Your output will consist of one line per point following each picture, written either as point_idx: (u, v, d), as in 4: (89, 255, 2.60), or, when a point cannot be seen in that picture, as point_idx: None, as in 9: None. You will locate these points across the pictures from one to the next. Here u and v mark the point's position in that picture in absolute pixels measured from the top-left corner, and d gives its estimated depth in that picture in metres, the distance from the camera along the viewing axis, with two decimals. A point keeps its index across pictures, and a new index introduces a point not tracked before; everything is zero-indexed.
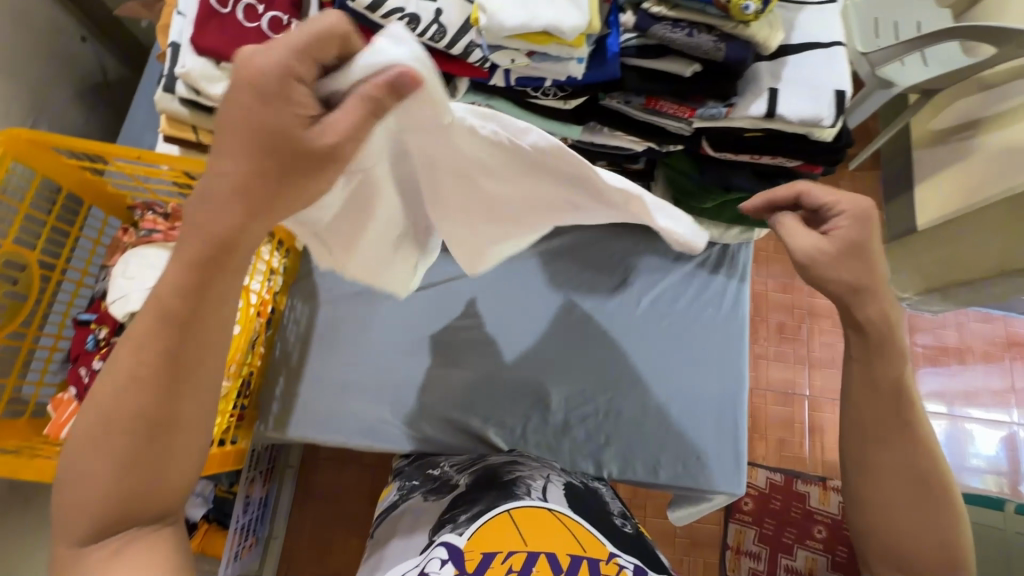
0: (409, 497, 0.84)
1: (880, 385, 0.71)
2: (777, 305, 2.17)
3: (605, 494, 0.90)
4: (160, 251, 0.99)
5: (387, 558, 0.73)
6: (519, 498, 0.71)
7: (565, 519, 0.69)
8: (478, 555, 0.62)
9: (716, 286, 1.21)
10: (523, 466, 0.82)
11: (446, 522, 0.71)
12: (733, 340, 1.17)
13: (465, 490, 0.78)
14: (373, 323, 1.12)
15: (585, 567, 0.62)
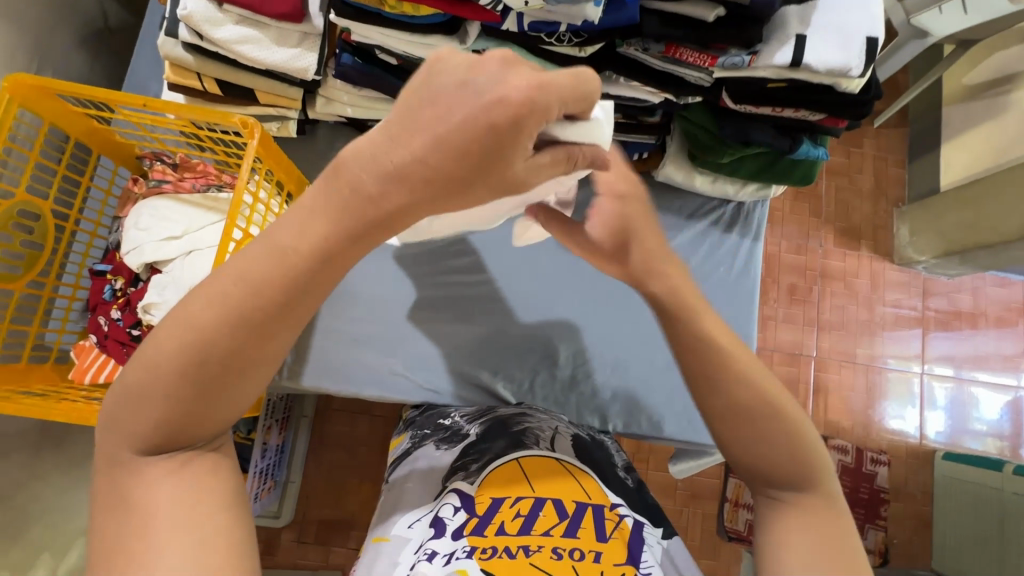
0: (421, 446, 0.84)
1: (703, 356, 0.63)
2: (790, 267, 2.15)
3: (609, 446, 0.93)
4: (171, 203, 1.00)
5: (398, 499, 0.75)
6: (528, 448, 0.74)
7: (573, 467, 0.71)
8: (488, 500, 0.66)
9: (729, 245, 1.19)
10: (532, 417, 0.83)
11: (459, 468, 0.73)
12: (744, 299, 1.17)
13: (475, 440, 0.79)
14: (385, 277, 1.13)
15: (589, 512, 0.65)
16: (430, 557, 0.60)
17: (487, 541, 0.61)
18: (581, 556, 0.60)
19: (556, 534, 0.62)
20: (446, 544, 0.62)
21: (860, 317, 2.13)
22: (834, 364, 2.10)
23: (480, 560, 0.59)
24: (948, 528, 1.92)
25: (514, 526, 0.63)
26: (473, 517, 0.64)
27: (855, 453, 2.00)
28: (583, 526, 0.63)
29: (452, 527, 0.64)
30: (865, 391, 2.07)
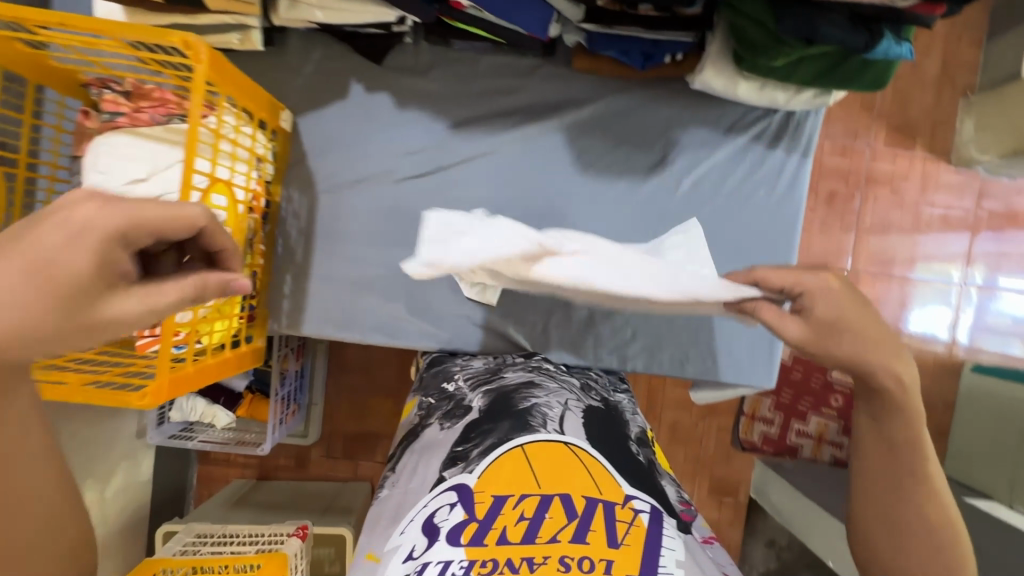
0: (425, 424, 0.86)
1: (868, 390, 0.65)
2: (832, 171, 1.94)
3: (627, 413, 0.91)
4: (131, 138, 0.87)
5: (398, 492, 0.76)
6: (533, 433, 0.74)
7: (580, 453, 0.71)
8: (489, 498, 0.66)
9: (773, 162, 1.03)
10: (538, 393, 0.84)
11: (457, 458, 0.74)
12: (784, 225, 1.04)
13: (479, 418, 0.80)
14: (378, 214, 1.00)
15: (599, 512, 0.64)
16: (423, 569, 0.60)
17: (487, 552, 0.61)
18: (591, 567, 0.59)
19: (565, 540, 0.61)
20: (444, 552, 0.61)
21: (904, 226, 1.96)
22: (870, 276, 1.97)
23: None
24: (965, 437, 1.92)
25: (518, 531, 0.62)
26: (473, 521, 0.64)
27: None
28: (593, 529, 0.62)
29: (448, 531, 0.64)
30: (899, 305, 1.97)
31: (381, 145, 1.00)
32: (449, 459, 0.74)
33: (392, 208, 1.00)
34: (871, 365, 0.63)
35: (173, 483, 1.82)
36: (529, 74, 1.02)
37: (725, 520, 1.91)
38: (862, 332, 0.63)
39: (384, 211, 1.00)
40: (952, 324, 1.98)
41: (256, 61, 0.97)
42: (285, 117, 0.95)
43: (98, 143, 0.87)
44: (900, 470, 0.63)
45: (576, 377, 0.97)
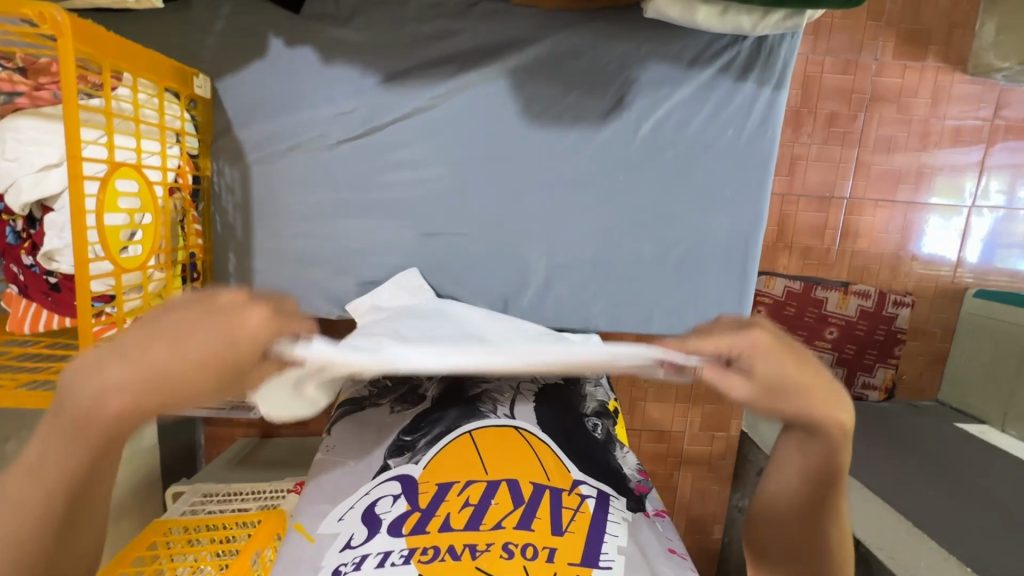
0: (376, 403, 0.83)
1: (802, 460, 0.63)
2: (833, 91, 1.78)
3: (588, 387, 0.90)
4: (33, 120, 0.81)
5: (339, 467, 0.74)
6: (483, 419, 0.75)
7: (528, 437, 0.73)
8: (433, 487, 0.67)
9: (742, 98, 0.93)
10: (490, 378, 0.84)
11: (404, 447, 0.73)
12: (755, 167, 0.96)
13: (429, 403, 0.80)
14: (315, 184, 0.94)
15: (546, 500, 0.66)
16: (361, 562, 0.60)
17: (429, 540, 0.61)
18: (534, 554, 0.61)
19: (509, 526, 0.63)
20: (386, 543, 0.62)
21: (910, 146, 1.82)
22: (874, 203, 1.86)
23: (418, 564, 0.59)
24: (962, 363, 1.89)
25: (462, 518, 0.64)
26: (415, 512, 0.64)
27: (877, 297, 1.86)
28: (539, 516, 0.64)
29: (389, 521, 0.64)
30: (901, 232, 1.87)
31: (308, 107, 0.92)
32: (394, 448, 0.73)
33: (330, 172, 0.94)
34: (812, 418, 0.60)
35: (180, 445, 1.89)
36: (464, 14, 0.92)
37: (717, 455, 1.94)
38: (813, 390, 0.59)
39: (321, 180, 0.94)
40: (961, 243, 1.89)
41: (162, 22, 0.89)
42: (200, 84, 0.88)
43: (1, 128, 0.81)
44: (815, 498, 0.64)
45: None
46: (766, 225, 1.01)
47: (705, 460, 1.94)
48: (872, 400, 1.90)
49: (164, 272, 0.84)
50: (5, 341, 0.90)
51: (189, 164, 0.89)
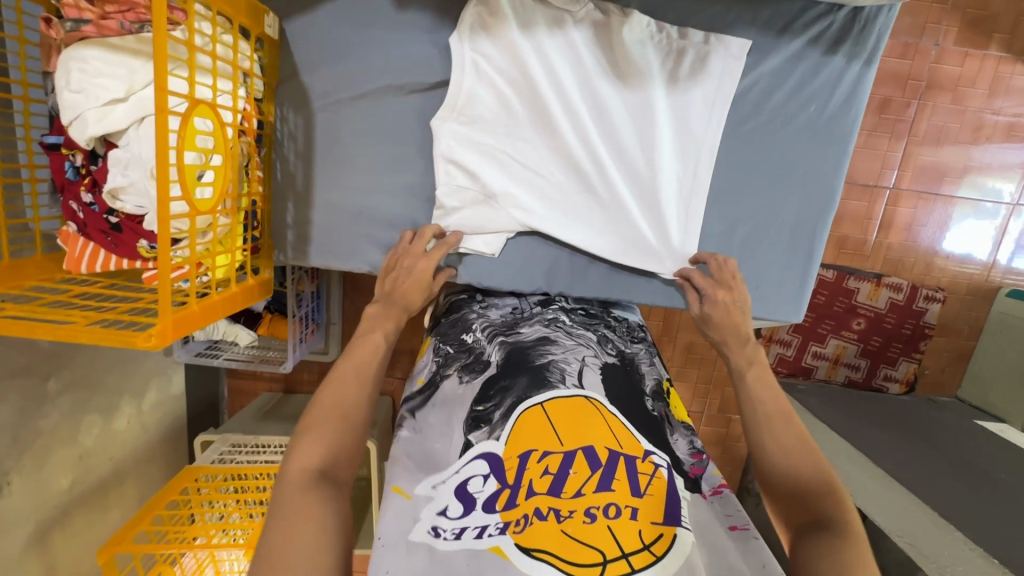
0: (444, 376, 0.83)
1: (775, 419, 0.77)
2: (889, 76, 1.72)
3: (643, 366, 0.89)
4: (100, 51, 0.78)
5: (428, 446, 0.73)
6: (553, 390, 0.74)
7: (599, 407, 0.73)
8: (516, 460, 0.67)
9: (830, 72, 0.90)
10: (555, 349, 0.83)
11: (480, 420, 0.73)
12: (835, 146, 0.93)
13: (496, 372, 0.80)
14: (380, 136, 0.91)
15: (622, 465, 0.66)
16: (462, 532, 0.61)
17: (519, 511, 0.62)
18: (617, 513, 0.62)
19: (589, 493, 0.63)
20: (480, 518, 0.62)
21: (960, 138, 1.77)
22: (918, 194, 1.81)
23: (514, 534, 0.60)
24: (987, 362, 1.87)
25: (543, 483, 0.64)
26: (505, 488, 0.65)
27: (908, 290, 1.84)
28: (618, 477, 0.65)
29: (483, 500, 0.64)
30: (940, 225, 1.84)
31: (379, 54, 0.88)
32: (472, 422, 0.73)
33: (394, 124, 0.91)
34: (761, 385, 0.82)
35: (204, 395, 1.90)
36: None
37: (732, 436, 1.87)
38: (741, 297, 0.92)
39: (386, 133, 0.91)
40: (996, 243, 1.85)
41: None
42: (269, 22, 0.84)
43: (67, 56, 0.78)
44: (798, 454, 0.72)
45: (592, 330, 0.92)
46: (836, 208, 0.98)
47: (720, 440, 1.86)
48: (893, 392, 1.92)
49: (230, 217, 0.82)
50: (62, 280, 0.89)
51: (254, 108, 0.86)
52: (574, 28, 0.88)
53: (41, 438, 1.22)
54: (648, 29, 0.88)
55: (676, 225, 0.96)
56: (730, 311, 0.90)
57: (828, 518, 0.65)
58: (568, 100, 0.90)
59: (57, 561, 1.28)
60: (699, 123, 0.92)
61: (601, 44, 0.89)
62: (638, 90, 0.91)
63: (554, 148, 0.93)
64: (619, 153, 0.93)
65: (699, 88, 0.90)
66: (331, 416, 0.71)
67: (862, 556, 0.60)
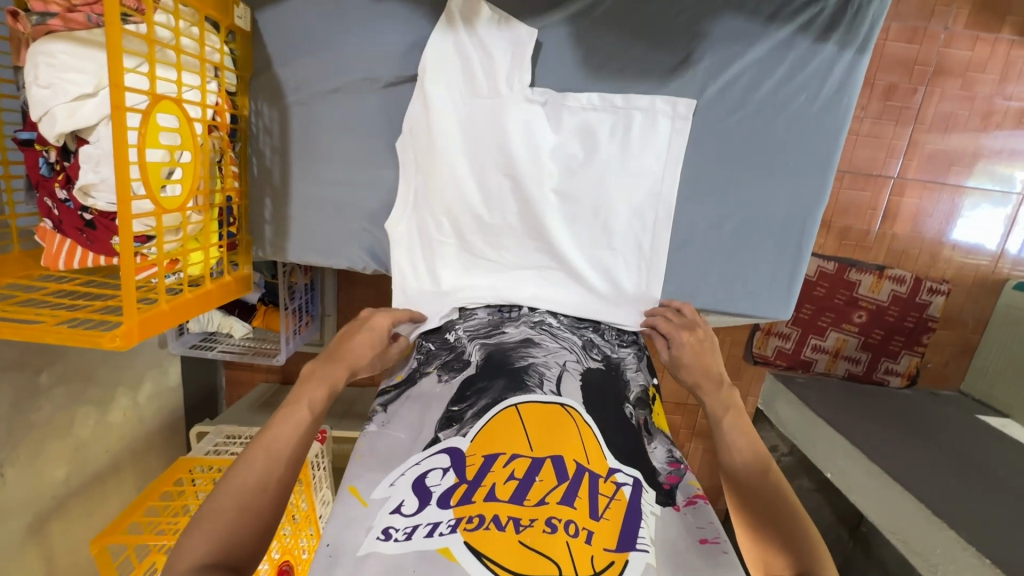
0: (422, 373, 0.82)
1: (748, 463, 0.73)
2: (895, 61, 1.67)
3: (629, 371, 0.87)
4: (68, 45, 0.77)
5: (394, 440, 0.73)
6: (529, 394, 0.74)
7: (574, 415, 0.72)
8: (480, 459, 0.67)
9: (820, 61, 0.87)
10: (536, 353, 0.82)
11: (452, 420, 0.73)
12: (825, 138, 0.90)
13: (474, 373, 0.79)
14: (357, 130, 0.90)
15: (585, 482, 0.65)
16: (413, 531, 0.61)
17: (474, 508, 0.62)
18: (576, 531, 0.60)
19: (552, 503, 0.62)
20: (433, 514, 0.62)
21: (969, 126, 1.72)
22: (923, 184, 1.76)
23: (463, 532, 0.60)
24: (992, 355, 1.83)
25: (507, 490, 0.63)
26: (462, 484, 0.64)
27: (912, 283, 1.80)
28: (581, 495, 0.64)
29: (438, 495, 0.64)
30: (946, 215, 1.79)
31: (354, 45, 0.86)
32: (443, 420, 0.73)
33: (372, 117, 0.89)
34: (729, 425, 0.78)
35: (202, 386, 1.92)
36: None
37: None
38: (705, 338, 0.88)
39: (364, 126, 0.89)
40: (1005, 233, 1.80)
41: None
42: (240, 14, 0.83)
43: (35, 50, 0.77)
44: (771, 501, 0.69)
45: (579, 334, 0.91)
46: (827, 202, 0.95)
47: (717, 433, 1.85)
48: (894, 386, 1.89)
49: (201, 214, 0.81)
50: (40, 277, 0.89)
51: (227, 103, 0.85)
52: (521, 104, 0.87)
53: (35, 430, 1.24)
54: (590, 106, 0.88)
55: (637, 281, 0.95)
56: (699, 351, 0.87)
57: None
58: (515, 176, 0.89)
59: (55, 550, 1.30)
60: (651, 197, 0.92)
61: (549, 120, 0.89)
62: (608, 110, 0.88)
63: (505, 223, 0.93)
64: (568, 229, 0.93)
65: (669, 118, 0.89)
66: (235, 507, 0.64)
67: None
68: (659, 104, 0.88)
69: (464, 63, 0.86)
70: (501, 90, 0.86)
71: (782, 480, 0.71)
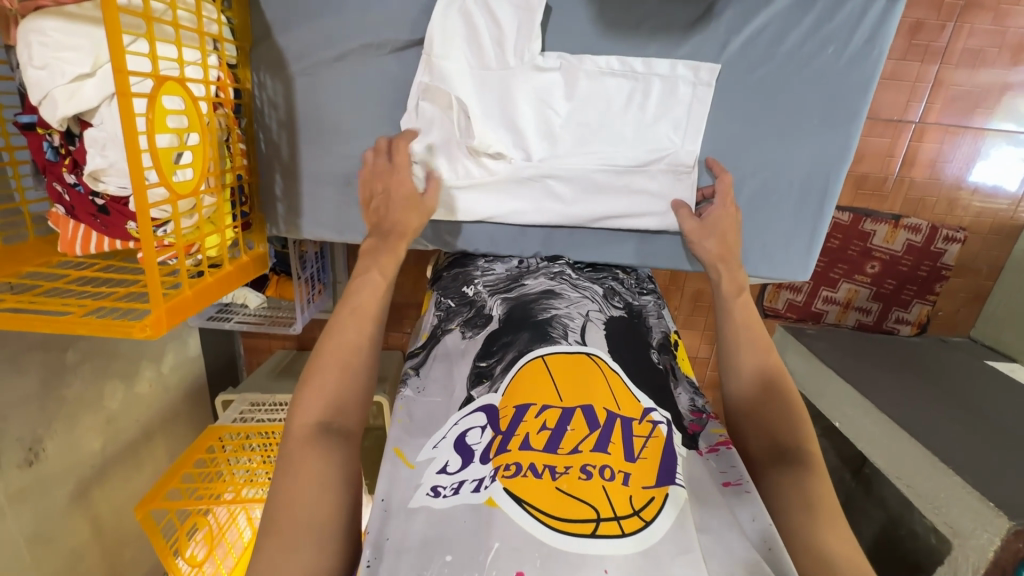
0: (445, 330, 0.84)
1: (752, 348, 0.83)
2: None
3: (651, 319, 0.88)
4: (58, 23, 0.73)
5: (431, 404, 0.75)
6: (555, 345, 0.76)
7: (601, 364, 0.74)
8: (512, 410, 0.68)
9: (850, 8, 0.82)
10: (558, 304, 0.83)
11: (483, 376, 0.75)
12: (853, 93, 0.86)
13: (498, 328, 0.81)
14: (363, 101, 0.87)
15: (618, 427, 0.67)
16: (460, 487, 0.63)
17: (511, 457, 0.64)
18: (611, 475, 0.63)
19: (586, 450, 0.65)
20: (477, 470, 0.64)
21: (998, 63, 1.63)
22: (945, 128, 1.70)
23: (503, 479, 0.62)
24: (1005, 301, 1.82)
25: (541, 440, 0.66)
26: (498, 434, 0.67)
27: (927, 231, 1.78)
28: (614, 441, 0.66)
29: (482, 453, 0.66)
30: (967, 159, 1.73)
31: (358, 9, 0.81)
32: (475, 377, 0.75)
33: (380, 86, 0.86)
34: (739, 312, 0.86)
35: (222, 355, 1.96)
36: None
37: None
38: (728, 216, 0.89)
39: (369, 96, 0.86)
40: None
41: None
42: None
43: (27, 29, 0.73)
44: (771, 380, 0.79)
45: (599, 283, 0.92)
46: (852, 160, 0.92)
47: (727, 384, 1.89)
48: (903, 334, 1.91)
49: (215, 197, 0.80)
50: (59, 263, 0.89)
51: (229, 76, 0.82)
52: (534, 73, 0.84)
53: (67, 406, 1.28)
54: (606, 70, 0.84)
55: (658, 247, 0.97)
56: (724, 220, 0.89)
57: (794, 448, 0.71)
58: (531, 149, 0.89)
59: (99, 513, 1.38)
60: (671, 164, 0.90)
61: (565, 88, 0.85)
62: (628, 78, 0.85)
63: (521, 200, 0.92)
64: (592, 197, 0.91)
65: (690, 85, 0.85)
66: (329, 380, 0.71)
67: (818, 481, 0.67)
68: (678, 67, 0.84)
69: (470, 31, 0.82)
70: (512, 60, 0.83)
71: (781, 366, 0.81)
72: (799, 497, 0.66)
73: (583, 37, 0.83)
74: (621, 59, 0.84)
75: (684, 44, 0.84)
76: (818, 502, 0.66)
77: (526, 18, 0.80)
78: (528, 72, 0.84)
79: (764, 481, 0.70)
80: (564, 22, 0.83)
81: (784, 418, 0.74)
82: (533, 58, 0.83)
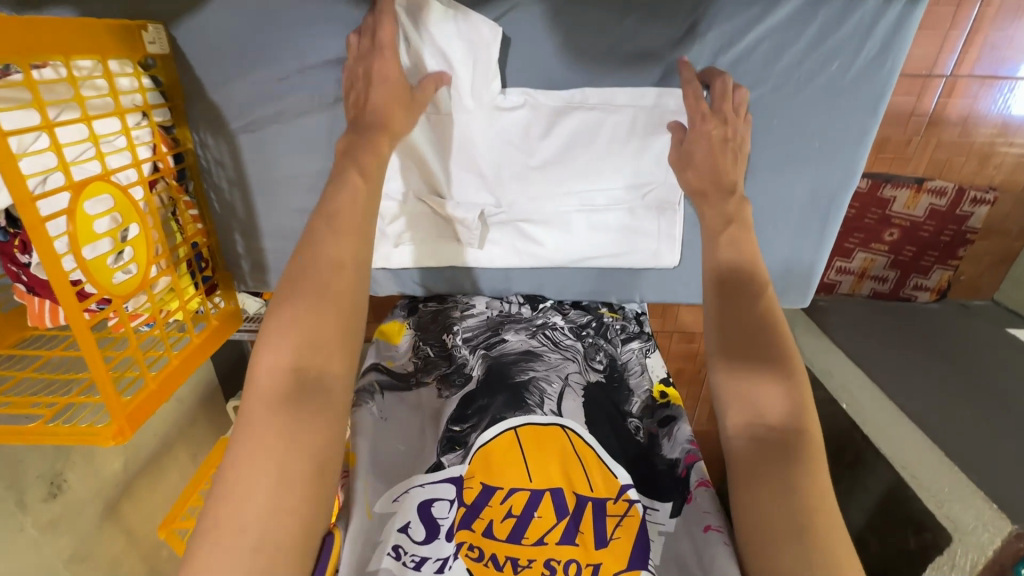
0: (421, 382, 0.78)
1: (741, 303, 0.66)
2: None
3: (632, 378, 0.81)
4: None
5: (395, 451, 0.71)
6: (529, 414, 0.71)
7: (574, 440, 0.70)
8: (478, 485, 0.66)
9: (857, 17, 0.70)
10: (538, 365, 0.77)
11: (455, 442, 0.70)
12: (859, 111, 0.75)
13: (475, 389, 0.75)
14: (314, 153, 0.79)
15: (589, 511, 0.64)
16: (422, 562, 0.61)
17: (475, 539, 0.62)
18: (577, 570, 0.60)
19: (551, 542, 0.62)
20: (442, 547, 0.62)
21: None
22: None
23: (466, 560, 0.61)
24: None
25: (505, 528, 0.63)
26: (462, 506, 0.64)
27: (953, 193, 1.30)
28: (582, 530, 0.63)
29: (447, 529, 0.63)
30: None
31: (297, 57, 0.73)
32: (446, 443, 0.70)
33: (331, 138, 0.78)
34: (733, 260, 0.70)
35: None
36: None
37: None
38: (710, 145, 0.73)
39: (319, 148, 0.79)
40: None
41: None
42: (152, 38, 0.70)
43: None
44: (764, 343, 0.63)
45: (585, 329, 0.86)
46: (859, 179, 0.82)
47: None
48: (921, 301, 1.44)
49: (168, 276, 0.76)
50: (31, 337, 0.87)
51: (165, 142, 0.75)
52: (496, 114, 0.76)
53: None
54: (572, 104, 0.75)
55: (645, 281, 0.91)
56: (709, 152, 0.74)
57: (786, 437, 0.57)
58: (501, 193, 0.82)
59: None
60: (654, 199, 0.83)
61: (532, 127, 0.77)
62: (602, 110, 0.76)
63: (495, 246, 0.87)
64: (570, 236, 0.86)
65: (672, 115, 0.76)
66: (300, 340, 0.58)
67: (811, 485, 0.54)
68: (656, 96, 0.75)
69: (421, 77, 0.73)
70: (469, 102, 0.74)
71: (779, 324, 0.64)
72: (788, 506, 0.53)
73: (549, 70, 0.74)
74: (592, 90, 0.75)
75: (664, 70, 0.74)
76: (811, 516, 0.52)
77: (479, 57, 0.71)
78: (489, 113, 0.75)
79: (741, 478, 0.57)
80: (528, 55, 0.73)
81: (776, 395, 0.59)
82: (492, 98, 0.74)
